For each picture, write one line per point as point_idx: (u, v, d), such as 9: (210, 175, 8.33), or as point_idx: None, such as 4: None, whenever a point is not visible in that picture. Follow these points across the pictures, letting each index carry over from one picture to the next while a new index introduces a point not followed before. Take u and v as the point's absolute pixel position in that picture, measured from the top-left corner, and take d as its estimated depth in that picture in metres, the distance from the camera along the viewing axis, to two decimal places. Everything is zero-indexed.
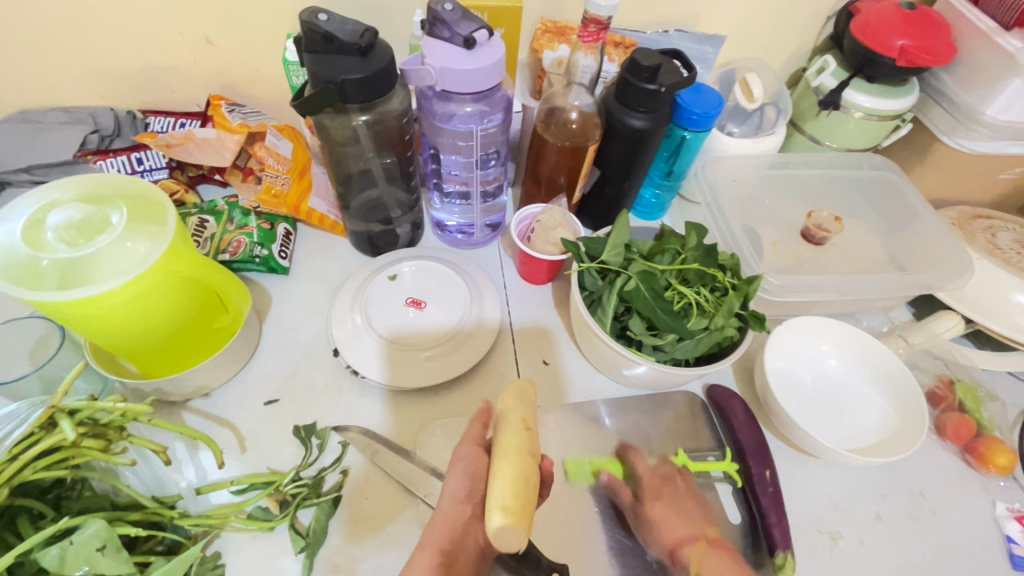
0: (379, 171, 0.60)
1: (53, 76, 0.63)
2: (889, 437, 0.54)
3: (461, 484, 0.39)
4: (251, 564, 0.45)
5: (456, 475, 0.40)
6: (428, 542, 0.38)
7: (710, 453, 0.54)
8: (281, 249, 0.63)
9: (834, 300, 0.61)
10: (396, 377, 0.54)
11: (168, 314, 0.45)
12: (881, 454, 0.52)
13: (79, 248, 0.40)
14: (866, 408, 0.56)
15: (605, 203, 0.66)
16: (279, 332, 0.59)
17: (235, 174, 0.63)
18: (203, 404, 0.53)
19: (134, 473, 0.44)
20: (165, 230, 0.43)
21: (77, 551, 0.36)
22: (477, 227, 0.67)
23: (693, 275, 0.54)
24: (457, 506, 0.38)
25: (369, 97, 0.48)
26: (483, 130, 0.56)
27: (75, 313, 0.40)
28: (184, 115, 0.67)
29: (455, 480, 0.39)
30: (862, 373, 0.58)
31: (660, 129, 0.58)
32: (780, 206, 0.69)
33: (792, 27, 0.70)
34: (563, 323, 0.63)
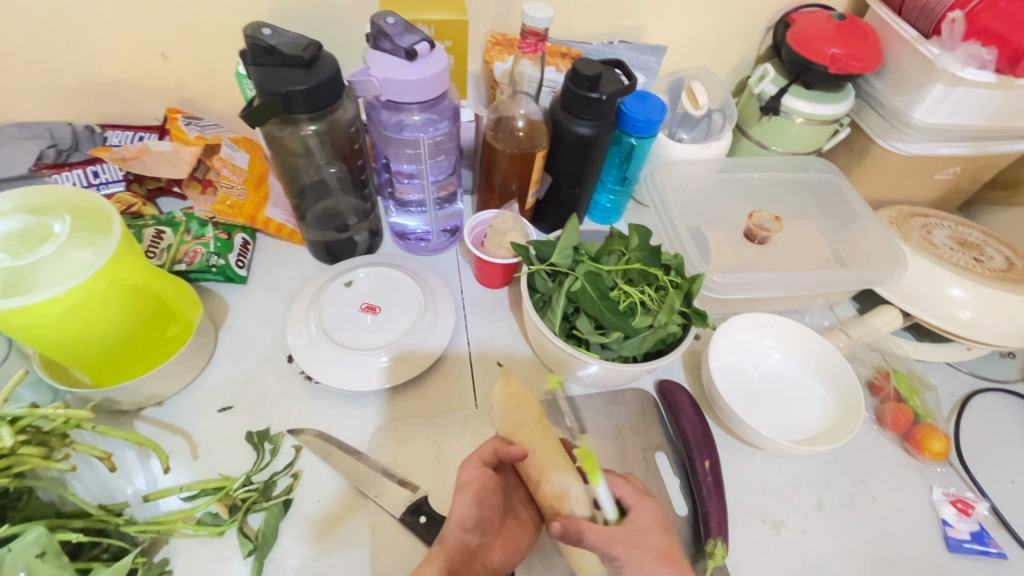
0: (333, 180, 0.62)
1: (8, 92, 0.63)
2: (829, 426, 0.56)
3: (474, 505, 0.44)
4: (199, 569, 0.45)
5: (467, 497, 0.45)
6: (438, 557, 0.41)
7: (659, 447, 0.56)
8: (239, 258, 0.64)
9: (778, 296, 0.63)
10: (350, 381, 0.55)
11: (115, 322, 0.46)
12: (822, 443, 0.54)
13: (20, 258, 0.41)
14: (808, 399, 0.58)
15: (558, 208, 0.68)
16: (235, 340, 0.59)
17: (194, 187, 0.64)
18: (155, 413, 0.53)
19: (80, 481, 0.44)
20: (110, 240, 0.44)
21: (16, 556, 0.36)
22: (434, 233, 0.68)
23: (637, 274, 0.56)
24: (469, 526, 0.44)
25: (315, 108, 0.49)
26: (431, 138, 0.58)
27: (16, 322, 0.40)
28: (142, 129, 0.68)
29: (468, 501, 0.44)
30: (804, 366, 0.60)
31: (605, 135, 0.60)
32: (727, 208, 0.71)
33: (735, 38, 0.73)
34: (517, 325, 0.64)
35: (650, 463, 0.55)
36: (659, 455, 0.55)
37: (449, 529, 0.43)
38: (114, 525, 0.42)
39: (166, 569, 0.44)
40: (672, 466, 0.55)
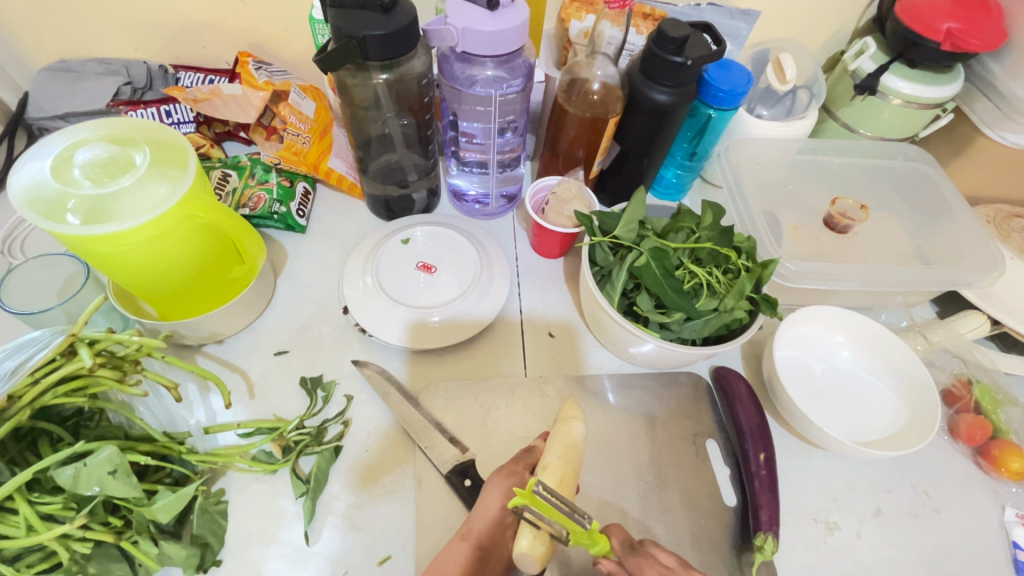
0: (398, 135, 0.61)
1: (90, 28, 0.64)
2: (898, 431, 0.52)
3: (506, 496, 0.43)
4: (253, 502, 0.46)
5: (500, 487, 0.43)
6: (469, 534, 0.42)
7: (711, 434, 0.54)
8: (300, 207, 0.64)
9: (852, 291, 0.59)
10: (403, 337, 0.55)
11: (185, 258, 0.47)
12: (888, 448, 0.51)
13: (103, 186, 0.41)
14: (876, 401, 0.55)
15: (623, 180, 0.65)
16: (293, 287, 0.60)
17: (259, 132, 0.65)
18: (216, 350, 0.55)
19: (147, 408, 0.45)
20: (186, 175, 0.44)
21: (91, 471, 0.38)
22: (492, 197, 0.67)
23: (706, 255, 0.53)
24: (502, 516, 0.42)
25: (390, 56, 0.48)
26: (502, 96, 0.56)
27: (99, 249, 0.41)
28: (213, 71, 0.68)
29: (500, 491, 0.43)
30: (876, 367, 0.56)
31: (683, 104, 0.56)
32: (805, 192, 0.67)
33: (835, 7, 0.67)
34: (571, 297, 0.63)
35: (700, 449, 0.53)
36: (710, 443, 0.54)
37: (480, 514, 0.43)
38: (177, 452, 0.44)
39: (222, 499, 0.46)
40: (723, 455, 0.53)
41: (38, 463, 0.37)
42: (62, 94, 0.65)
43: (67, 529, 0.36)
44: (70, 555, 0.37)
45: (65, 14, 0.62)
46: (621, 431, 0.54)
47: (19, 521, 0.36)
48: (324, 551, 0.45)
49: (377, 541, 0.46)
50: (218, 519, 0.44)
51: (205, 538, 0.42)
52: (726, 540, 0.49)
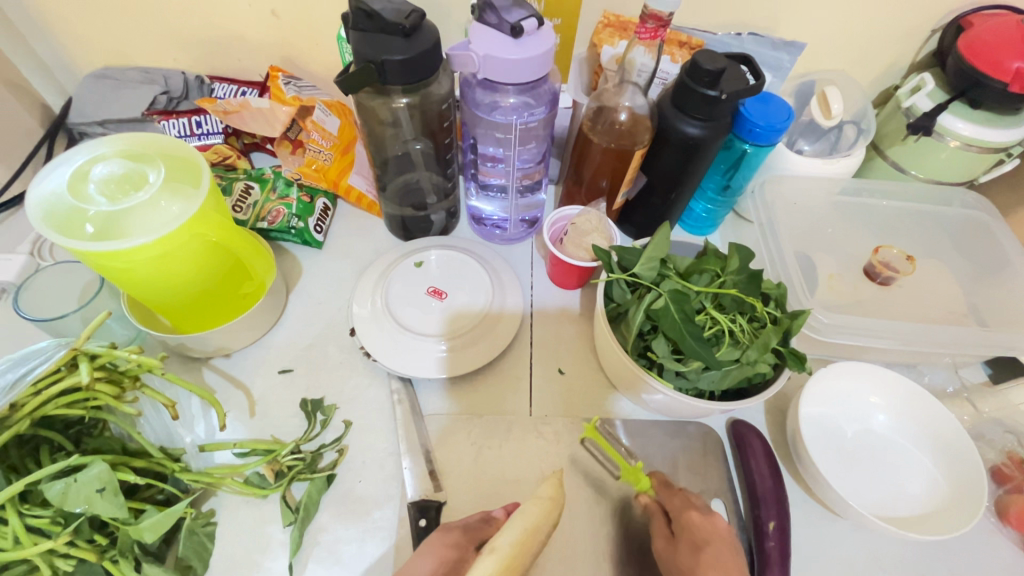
0: (418, 155, 0.60)
1: (133, 39, 0.66)
2: (938, 510, 0.47)
3: (438, 568, 0.37)
4: (241, 526, 0.46)
5: (430, 556, 0.38)
6: None
7: (717, 494, 0.50)
8: (318, 223, 0.64)
9: (893, 348, 0.54)
10: (405, 365, 0.53)
11: (195, 273, 0.47)
12: (923, 530, 0.46)
13: (118, 203, 0.42)
14: (914, 473, 0.49)
15: (649, 212, 0.62)
16: (304, 304, 0.60)
17: (285, 146, 0.63)
18: (222, 364, 0.55)
19: (147, 422, 0.45)
20: (199, 193, 0.44)
21: (80, 487, 0.37)
22: (511, 222, 0.65)
23: (730, 301, 0.50)
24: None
25: (409, 80, 0.47)
26: (524, 123, 0.54)
27: (111, 264, 0.41)
28: (246, 84, 0.69)
29: (432, 558, 0.38)
30: (915, 434, 0.51)
31: (716, 139, 0.53)
32: (843, 236, 0.63)
33: (889, 40, 0.63)
34: (585, 332, 0.60)
35: (710, 509, 0.49)
36: (716, 503, 0.50)
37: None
38: (170, 470, 0.43)
39: (211, 520, 0.45)
40: (729, 518, 0.49)
41: (30, 476, 0.37)
42: (103, 101, 0.67)
43: (50, 546, 0.36)
44: (52, 572, 0.37)
45: (110, 25, 0.65)
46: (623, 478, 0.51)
47: (6, 533, 0.37)
48: None
49: None
50: (204, 542, 0.43)
51: (189, 561, 0.42)
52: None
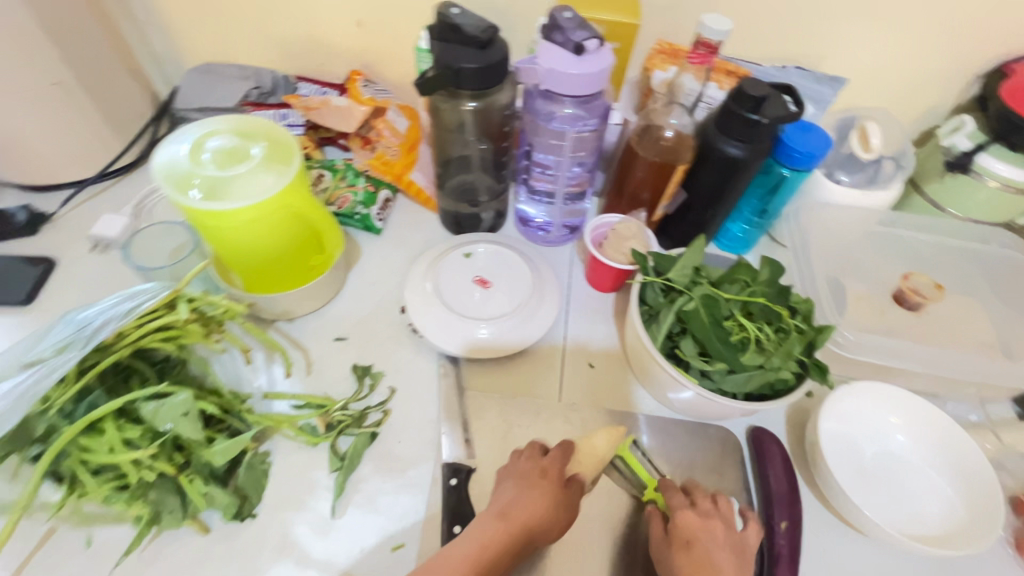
0: (476, 157, 0.66)
1: (234, 39, 0.75)
2: (961, 525, 0.48)
3: (547, 488, 0.45)
4: (292, 468, 0.50)
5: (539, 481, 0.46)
6: (511, 517, 0.43)
7: (732, 493, 0.52)
8: (379, 212, 0.70)
9: (916, 373, 0.56)
10: (447, 342, 0.58)
11: (276, 240, 0.53)
12: (950, 545, 0.47)
13: (224, 170, 0.48)
14: (934, 489, 0.51)
15: (686, 226, 0.66)
16: (360, 282, 0.66)
17: (356, 141, 0.71)
18: (285, 327, 0.61)
19: (221, 364, 0.51)
20: (290, 170, 0.50)
21: (168, 410, 0.43)
22: (555, 226, 0.70)
23: (758, 310, 0.53)
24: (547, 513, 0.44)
25: (480, 86, 0.53)
26: (577, 132, 0.60)
27: (210, 222, 0.48)
28: (327, 85, 0.77)
29: (542, 485, 0.45)
30: (934, 452, 0.53)
31: (756, 160, 0.57)
32: (876, 264, 0.65)
33: (932, 82, 0.66)
34: (615, 332, 0.64)
35: None
36: (731, 501, 0.52)
37: (529, 510, 0.44)
38: (237, 409, 0.49)
39: (267, 459, 0.50)
40: (743, 517, 0.51)
41: (129, 394, 0.43)
42: (202, 91, 0.76)
43: (139, 456, 0.42)
44: (137, 479, 0.42)
45: (217, 26, 0.73)
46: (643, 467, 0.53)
47: (104, 440, 0.43)
48: (345, 526, 0.48)
49: (395, 527, 0.48)
50: (261, 476, 0.48)
51: (246, 490, 0.47)
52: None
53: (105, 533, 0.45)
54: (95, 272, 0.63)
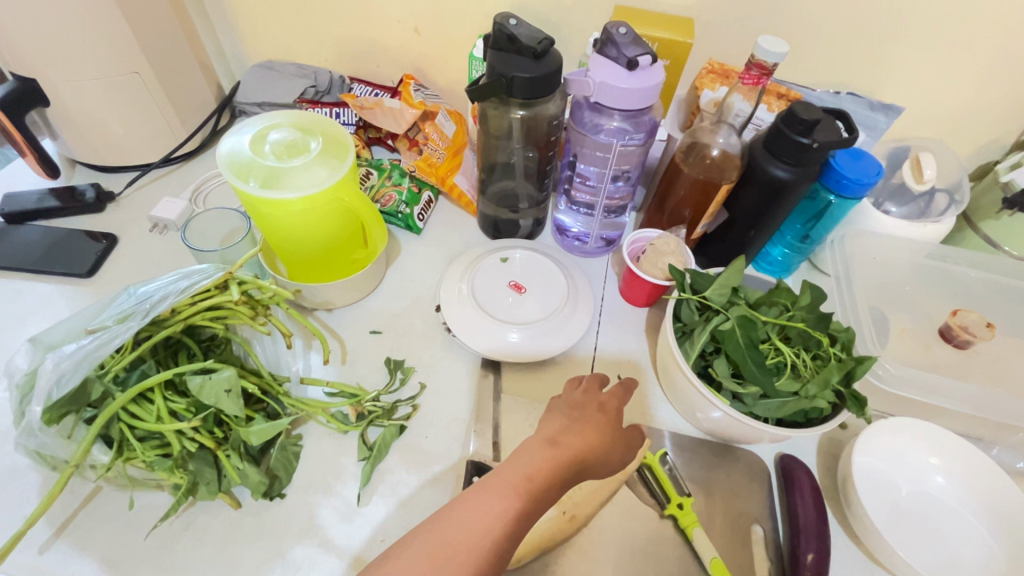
0: (520, 164, 0.67)
1: (295, 40, 0.79)
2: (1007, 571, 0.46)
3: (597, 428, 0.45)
4: (322, 454, 0.52)
5: (592, 421, 0.46)
6: (559, 447, 0.42)
7: (757, 520, 0.51)
8: (421, 212, 0.72)
9: (958, 413, 0.54)
10: (477, 343, 0.59)
11: (323, 231, 0.55)
12: None
13: (282, 162, 0.51)
14: (975, 532, 0.49)
15: (725, 246, 0.65)
16: (397, 278, 0.67)
17: (404, 143, 0.74)
18: (324, 316, 0.63)
19: (262, 347, 0.53)
20: (343, 166, 0.52)
21: (212, 385, 0.45)
22: (592, 237, 0.70)
23: (796, 335, 0.52)
24: (594, 449, 0.43)
25: (533, 95, 0.54)
26: (623, 146, 0.60)
27: (265, 209, 0.50)
28: (379, 87, 0.80)
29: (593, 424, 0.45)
30: (974, 493, 0.51)
31: (803, 184, 0.56)
32: (923, 298, 0.63)
33: (993, 116, 0.64)
34: (647, 347, 0.64)
35: (744, 530, 0.50)
36: (756, 528, 0.51)
37: (576, 442, 0.42)
38: (275, 391, 0.51)
39: (298, 442, 0.52)
40: (767, 545, 0.50)
41: (179, 366, 0.45)
42: (262, 87, 0.79)
43: (183, 427, 0.44)
44: (179, 449, 0.45)
45: (281, 27, 0.77)
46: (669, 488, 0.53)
47: (151, 410, 0.45)
48: (367, 514, 0.49)
49: (416, 520, 0.49)
50: (292, 458, 0.49)
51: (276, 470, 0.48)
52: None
53: (147, 497, 0.48)
54: (151, 251, 0.67)
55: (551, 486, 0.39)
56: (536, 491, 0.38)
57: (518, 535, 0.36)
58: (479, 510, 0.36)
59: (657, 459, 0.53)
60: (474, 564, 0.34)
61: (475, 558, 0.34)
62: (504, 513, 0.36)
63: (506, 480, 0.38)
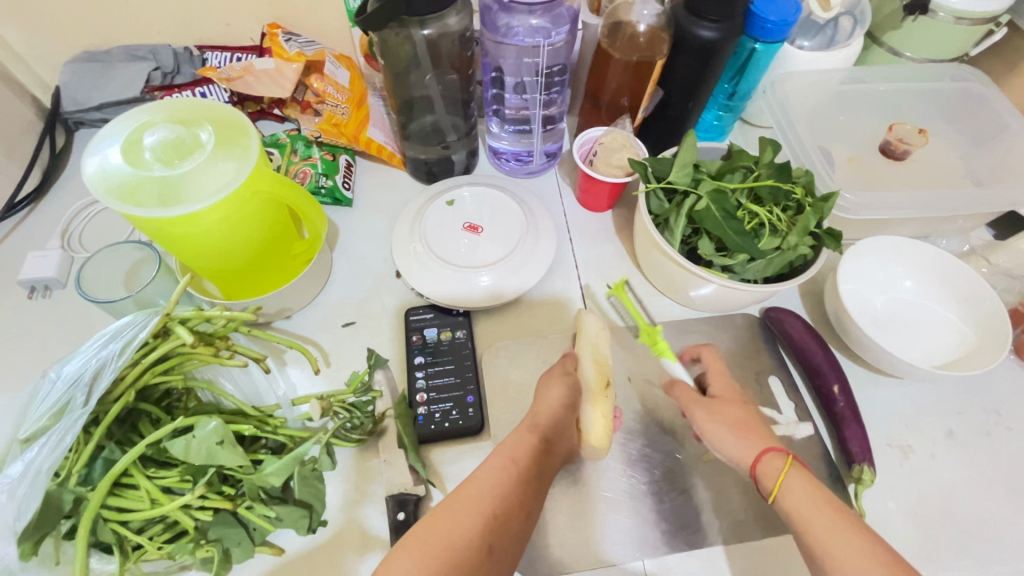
0: (438, 94, 0.60)
1: (109, 17, 0.62)
2: (977, 336, 0.53)
3: (566, 392, 0.47)
4: (347, 466, 0.48)
5: (558, 384, 0.48)
6: (536, 428, 0.44)
7: (772, 372, 0.55)
8: (344, 180, 0.64)
9: (909, 220, 0.59)
10: (460, 298, 0.55)
11: (252, 233, 0.47)
12: (978, 358, 0.51)
13: (174, 167, 0.42)
14: (943, 316, 0.55)
15: (666, 126, 0.63)
16: (348, 260, 0.61)
17: (294, 108, 0.63)
18: (285, 325, 0.56)
19: (233, 382, 0.47)
20: (250, 152, 0.44)
21: (200, 443, 0.39)
22: (535, 155, 0.66)
23: (767, 192, 0.53)
24: (562, 412, 0.46)
25: (433, 9, 0.47)
26: (551, 45, 0.55)
27: (175, 229, 0.41)
28: (240, 50, 0.67)
29: (560, 388, 0.47)
30: (935, 283, 0.57)
31: (730, 41, 0.54)
32: (853, 122, 0.65)
33: None
34: (624, 248, 0.63)
35: (764, 386, 0.54)
36: (773, 379, 0.54)
37: (542, 410, 0.46)
38: (271, 425, 0.45)
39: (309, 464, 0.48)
40: (787, 390, 0.53)
41: (153, 437, 0.38)
42: (93, 86, 0.64)
43: (188, 499, 0.38)
44: (192, 522, 0.39)
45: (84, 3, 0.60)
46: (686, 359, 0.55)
47: (141, 495, 0.39)
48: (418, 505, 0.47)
49: None
50: (319, 485, 0.43)
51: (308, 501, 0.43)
52: (818, 478, 0.49)
53: None
54: (43, 322, 0.55)
55: (533, 465, 0.42)
56: (520, 470, 0.41)
57: (516, 504, 0.39)
58: (483, 479, 0.39)
59: (624, 288, 0.56)
60: (490, 509, 0.37)
61: (495, 508, 0.37)
62: (502, 479, 0.39)
63: (492, 469, 0.40)
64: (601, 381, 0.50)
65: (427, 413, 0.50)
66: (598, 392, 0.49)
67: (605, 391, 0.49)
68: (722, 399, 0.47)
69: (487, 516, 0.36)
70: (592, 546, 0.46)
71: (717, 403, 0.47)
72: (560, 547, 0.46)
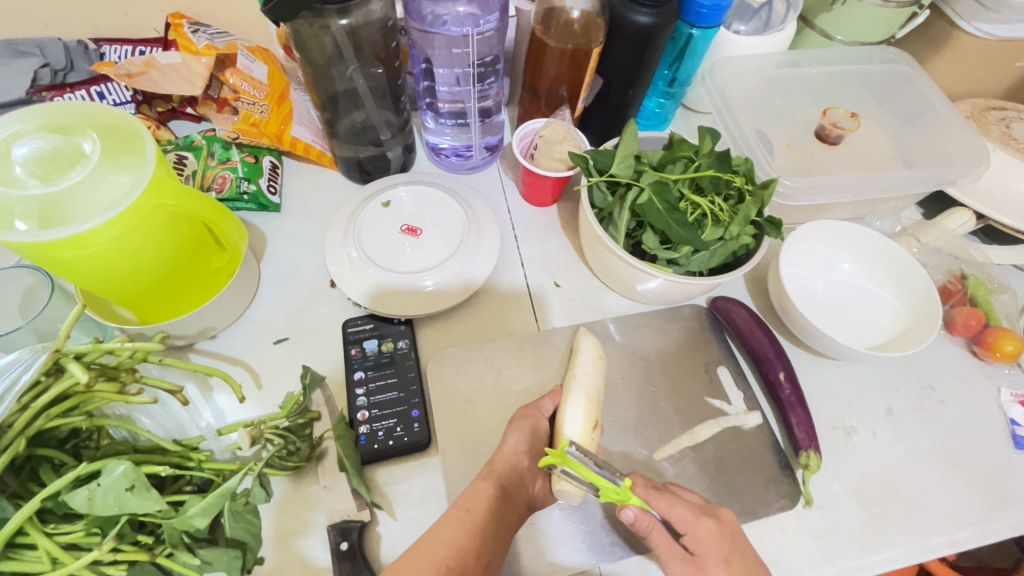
0: (365, 88, 0.56)
1: None
2: (909, 309, 0.55)
3: (524, 438, 0.46)
4: (285, 498, 0.45)
5: (518, 430, 0.47)
6: (492, 475, 0.44)
7: (721, 362, 0.55)
8: (270, 183, 0.59)
9: (845, 203, 0.60)
10: (402, 307, 0.52)
11: (159, 253, 0.42)
12: (913, 335, 0.53)
13: (53, 183, 0.37)
14: (877, 293, 0.57)
15: (607, 115, 0.62)
16: (278, 270, 0.56)
17: (208, 105, 0.57)
18: (210, 346, 0.52)
19: (150, 417, 0.43)
20: (145, 162, 0.39)
21: (106, 491, 0.35)
22: (475, 149, 0.63)
23: (707, 182, 0.51)
24: (519, 458, 0.45)
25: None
26: (480, 34, 0.52)
27: (62, 254, 0.36)
28: (142, 42, 0.61)
29: (521, 433, 0.46)
30: (868, 261, 0.58)
31: (667, 27, 0.52)
32: (792, 106, 0.66)
33: None
34: (570, 244, 0.61)
35: (713, 377, 0.54)
36: (722, 370, 0.54)
37: (499, 455, 0.46)
38: (194, 460, 0.41)
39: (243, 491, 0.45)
40: (735, 380, 0.54)
41: (50, 489, 0.34)
42: None
43: (96, 555, 0.34)
44: None
45: None
46: (637, 354, 0.55)
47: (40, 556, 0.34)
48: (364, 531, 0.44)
49: (420, 512, 0.46)
50: (254, 523, 0.39)
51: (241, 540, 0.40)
52: (768, 467, 0.49)
53: None
54: None
55: (491, 513, 0.42)
56: (477, 521, 0.41)
57: (472, 558, 0.39)
58: (439, 534, 0.39)
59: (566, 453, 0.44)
60: (444, 563, 0.37)
61: (449, 561, 0.38)
62: (457, 532, 0.40)
63: (449, 524, 0.40)
64: (589, 423, 0.47)
65: (369, 431, 0.47)
66: (584, 434, 0.46)
67: (591, 432, 0.46)
68: (703, 559, 0.40)
69: (439, 571, 0.37)
70: (547, 556, 0.45)
71: (698, 565, 0.40)
72: (515, 559, 0.45)
